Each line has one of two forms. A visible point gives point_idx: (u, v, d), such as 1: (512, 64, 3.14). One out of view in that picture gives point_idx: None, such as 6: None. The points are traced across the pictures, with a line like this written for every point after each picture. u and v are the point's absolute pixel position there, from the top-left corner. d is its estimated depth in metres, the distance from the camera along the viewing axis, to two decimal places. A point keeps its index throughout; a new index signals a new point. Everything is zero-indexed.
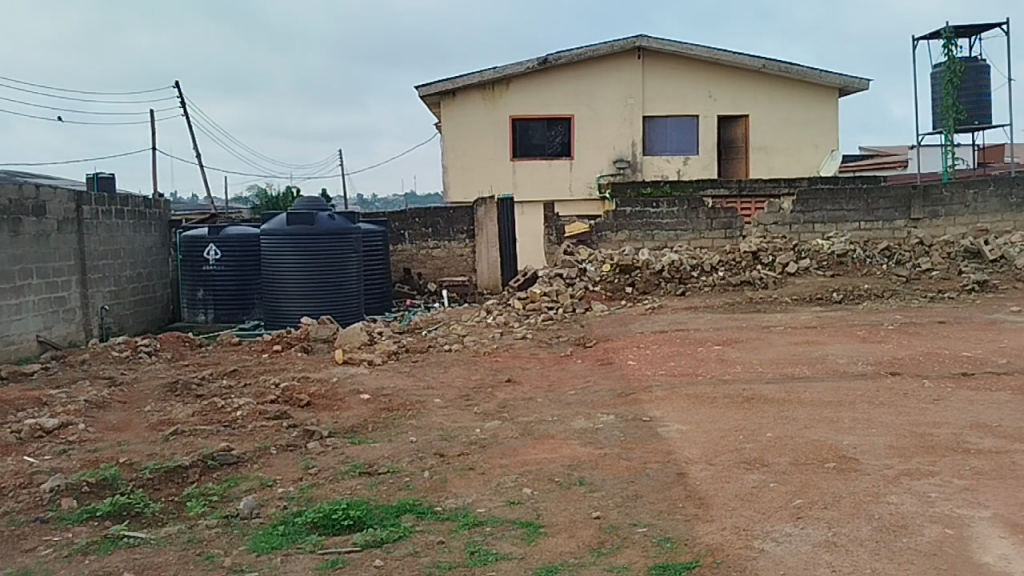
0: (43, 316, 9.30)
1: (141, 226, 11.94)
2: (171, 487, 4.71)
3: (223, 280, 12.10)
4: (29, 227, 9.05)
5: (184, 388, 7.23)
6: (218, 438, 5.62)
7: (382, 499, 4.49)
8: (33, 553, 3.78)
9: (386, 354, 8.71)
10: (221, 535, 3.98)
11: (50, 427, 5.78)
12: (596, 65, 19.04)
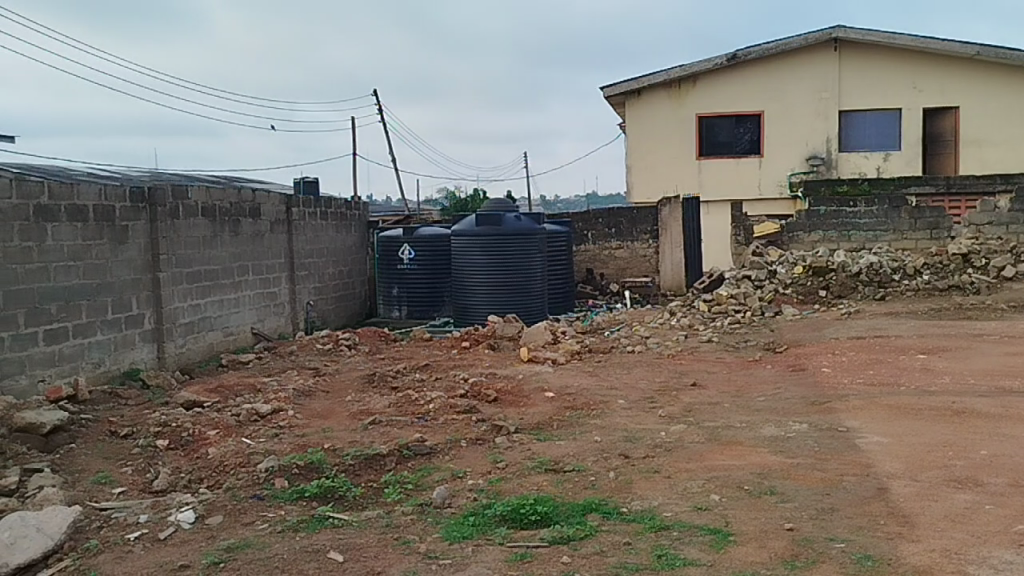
0: (257, 310, 10.12)
1: (342, 227, 12.72)
2: (370, 473, 4.99)
3: (415, 277, 12.66)
4: (246, 228, 9.88)
5: (381, 380, 7.65)
6: (412, 429, 5.91)
7: (568, 496, 4.55)
8: (251, 526, 4.13)
9: (569, 353, 8.80)
10: (416, 522, 4.17)
11: (264, 412, 6.29)
12: (788, 59, 18.25)
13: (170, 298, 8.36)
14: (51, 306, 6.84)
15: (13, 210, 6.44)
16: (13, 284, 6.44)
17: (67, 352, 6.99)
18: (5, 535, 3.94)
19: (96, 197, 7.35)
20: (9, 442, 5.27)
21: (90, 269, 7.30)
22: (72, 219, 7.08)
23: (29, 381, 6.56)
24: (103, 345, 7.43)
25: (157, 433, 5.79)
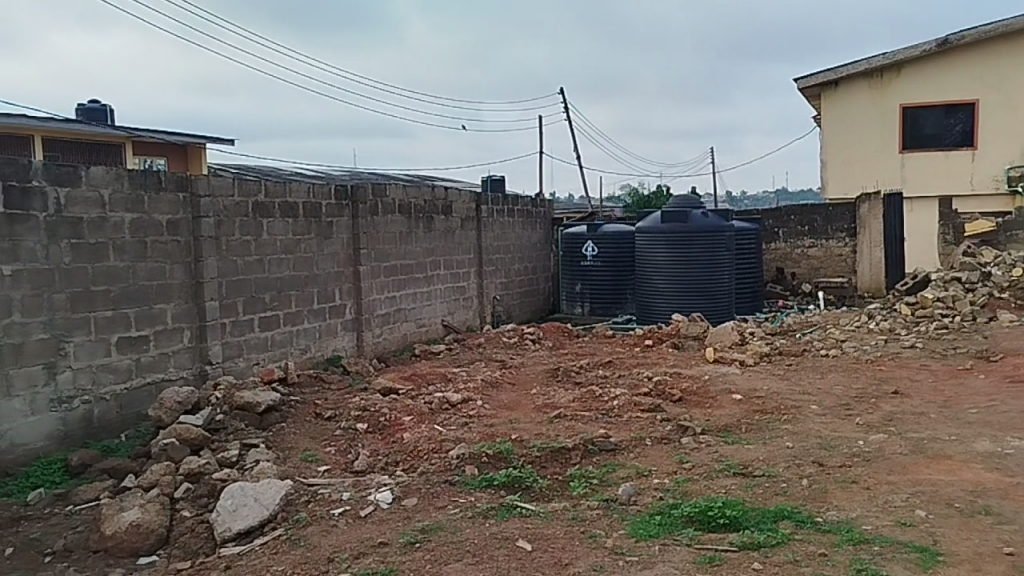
0: (447, 303, 10.52)
1: (528, 223, 12.97)
2: (556, 466, 5.07)
3: (599, 274, 12.70)
4: (439, 224, 10.29)
5: (565, 374, 7.74)
6: (597, 425, 5.93)
7: (758, 501, 4.41)
8: (445, 510, 4.30)
9: (758, 356, 8.51)
10: (602, 517, 4.19)
11: (455, 401, 6.53)
12: (1011, 41, 16.55)
13: (368, 290, 8.85)
14: (266, 295, 7.42)
15: (235, 207, 7.04)
16: (234, 275, 7.05)
17: (279, 338, 7.58)
18: (227, 502, 4.32)
19: (305, 195, 7.90)
20: (230, 418, 5.78)
21: (299, 262, 7.85)
22: (284, 215, 7.65)
23: (245, 363, 7.17)
24: (309, 333, 7.99)
25: (357, 417, 6.15)
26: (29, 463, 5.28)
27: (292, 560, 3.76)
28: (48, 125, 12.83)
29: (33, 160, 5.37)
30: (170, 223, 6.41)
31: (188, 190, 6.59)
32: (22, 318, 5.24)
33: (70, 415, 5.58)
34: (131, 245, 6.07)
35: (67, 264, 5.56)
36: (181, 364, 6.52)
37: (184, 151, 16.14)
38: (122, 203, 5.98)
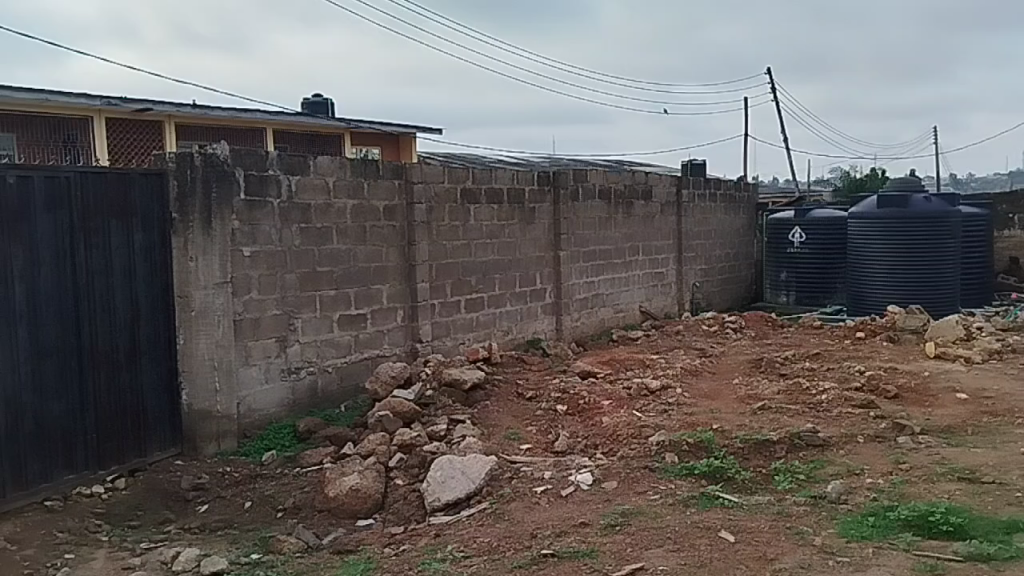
0: (646, 289, 10.47)
1: (731, 208, 12.61)
2: (759, 459, 4.93)
3: (807, 262, 12.13)
4: (639, 209, 10.23)
5: (768, 365, 7.49)
6: (803, 419, 5.70)
7: (987, 510, 4.07)
8: (645, 495, 4.31)
9: (986, 352, 7.82)
10: (810, 514, 4.03)
11: (654, 388, 6.50)
12: None
13: (569, 275, 8.97)
14: (472, 278, 7.71)
15: (445, 193, 7.36)
16: (443, 258, 7.38)
17: (483, 320, 7.86)
18: (437, 473, 4.56)
19: (510, 181, 8.13)
20: (439, 394, 6.08)
21: (503, 246, 8.10)
22: (490, 201, 7.90)
23: (452, 342, 7.52)
24: (512, 315, 8.24)
25: (557, 399, 6.28)
26: (264, 427, 5.82)
27: (497, 533, 3.91)
28: (278, 118, 13.95)
29: (269, 151, 5.86)
30: (386, 209, 6.81)
31: (402, 177, 6.96)
32: (259, 295, 5.77)
33: (298, 384, 6.09)
34: (352, 230, 6.51)
35: (297, 246, 6.05)
36: (394, 341, 6.94)
37: (396, 140, 17.02)
38: (345, 190, 6.42)
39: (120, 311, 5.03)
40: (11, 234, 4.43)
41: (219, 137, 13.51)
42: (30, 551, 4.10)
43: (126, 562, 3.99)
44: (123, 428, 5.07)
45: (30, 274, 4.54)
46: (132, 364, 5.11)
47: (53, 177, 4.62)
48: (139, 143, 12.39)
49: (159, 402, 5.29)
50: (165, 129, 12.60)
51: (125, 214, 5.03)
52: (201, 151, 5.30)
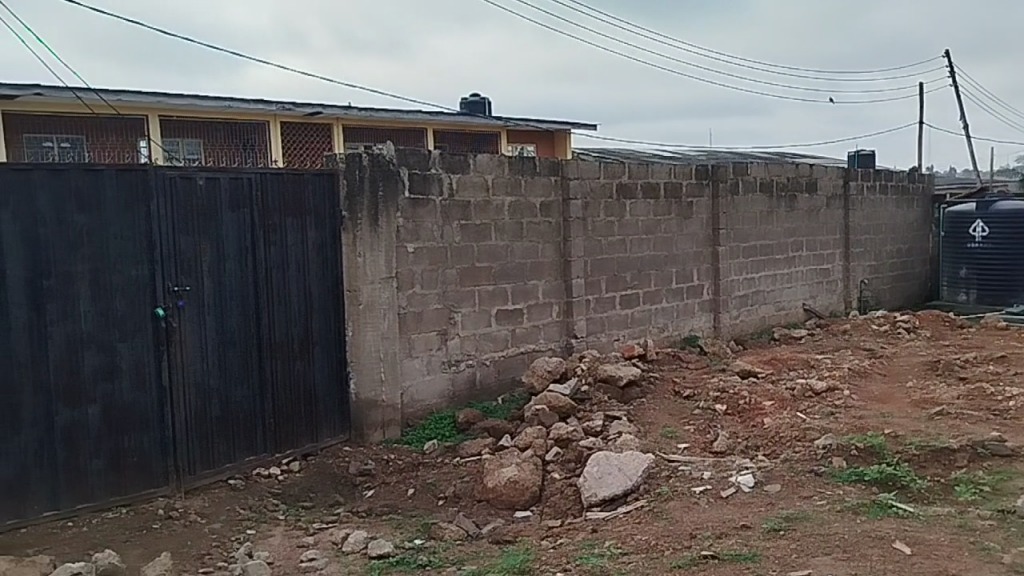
0: (810, 286, 10.04)
1: (904, 201, 11.87)
2: (937, 468, 4.63)
3: (990, 258, 11.24)
4: (802, 202, 9.82)
5: (946, 367, 7.01)
6: (987, 426, 5.30)
7: None
8: (810, 501, 4.14)
9: None
10: (995, 529, 3.75)
11: (819, 389, 6.23)
12: None
13: (727, 271, 8.74)
14: (627, 274, 7.66)
15: (601, 188, 7.34)
16: (599, 254, 7.37)
17: (638, 317, 7.79)
18: (594, 469, 4.56)
19: (666, 176, 8.01)
20: (595, 390, 6.07)
21: (659, 242, 7.98)
22: (646, 196, 7.81)
23: (608, 338, 7.49)
24: (668, 311, 8.12)
25: (716, 398, 6.13)
26: (425, 417, 6.02)
27: (655, 531, 3.87)
28: (438, 118, 14.36)
29: (431, 150, 6.04)
30: (543, 205, 6.88)
31: (559, 173, 7.00)
32: (421, 290, 5.96)
33: (457, 376, 6.26)
34: (509, 226, 6.61)
35: (457, 242, 6.21)
36: (550, 336, 7.00)
37: (551, 137, 17.12)
38: (503, 187, 6.53)
39: (295, 304, 5.34)
40: (201, 231, 4.79)
41: (382, 138, 14.06)
42: (217, 525, 4.43)
43: (300, 541, 4.24)
44: (297, 414, 5.37)
45: (217, 268, 4.89)
46: (306, 354, 5.41)
47: (237, 179, 4.95)
48: (309, 145, 13.08)
49: (330, 390, 5.58)
50: (333, 132, 13.24)
51: (300, 212, 5.32)
52: (369, 152, 5.53)
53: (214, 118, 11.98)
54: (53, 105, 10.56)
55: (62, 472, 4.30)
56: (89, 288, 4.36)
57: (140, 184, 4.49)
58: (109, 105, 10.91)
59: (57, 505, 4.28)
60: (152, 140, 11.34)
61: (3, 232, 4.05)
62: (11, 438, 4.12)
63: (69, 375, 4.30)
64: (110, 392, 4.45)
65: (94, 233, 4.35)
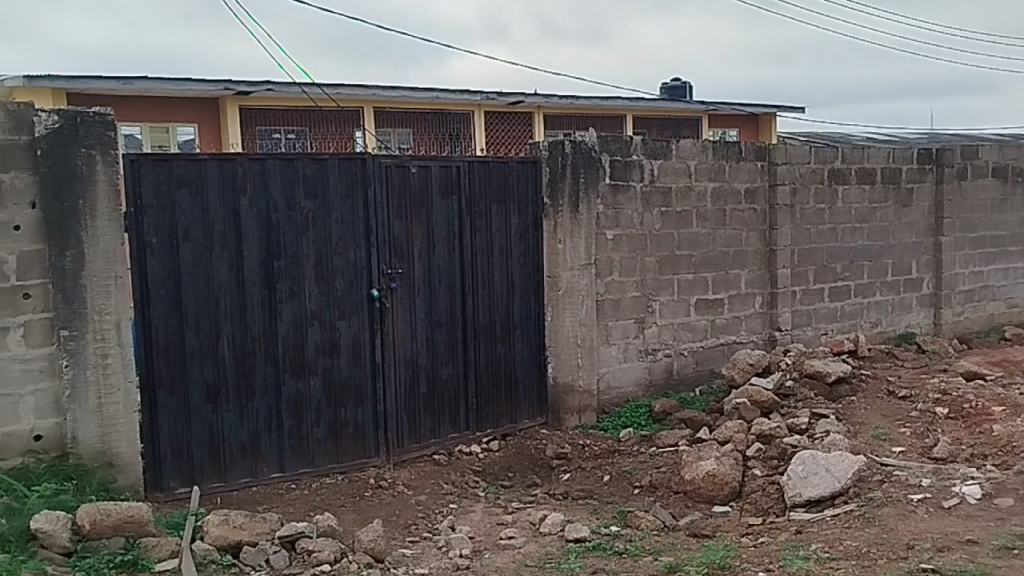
0: None
1: None
2: None
3: None
4: None
5: None
6: None
7: None
8: None
9: None
10: None
11: None
12: None
13: (952, 264, 8.06)
14: (838, 265, 7.25)
15: (811, 174, 6.99)
16: (807, 243, 7.03)
17: (849, 310, 7.36)
18: (799, 468, 4.36)
19: (885, 161, 7.49)
20: (800, 385, 5.82)
21: (875, 231, 7.49)
22: (861, 182, 7.34)
23: (815, 332, 7.14)
24: (882, 305, 7.62)
25: (937, 400, 5.68)
26: (620, 405, 6.02)
27: (866, 537, 3.65)
28: (638, 104, 14.23)
29: (634, 137, 6.00)
30: (748, 192, 6.65)
31: (766, 158, 6.74)
32: (620, 277, 5.95)
33: (655, 365, 6.21)
34: (712, 213, 6.44)
35: (658, 229, 6.13)
36: (752, 328, 6.77)
37: (755, 120, 16.52)
38: (706, 173, 6.37)
39: (498, 288, 5.48)
40: (412, 217, 5.03)
41: (582, 125, 14.13)
42: (422, 497, 4.65)
43: (499, 518, 4.37)
44: (498, 395, 5.53)
45: (427, 252, 5.11)
46: (507, 338, 5.55)
47: (447, 167, 5.15)
48: (511, 133, 13.39)
49: (529, 373, 5.69)
50: (534, 120, 13.46)
51: (504, 199, 5.45)
52: (572, 139, 5.57)
53: (423, 108, 12.53)
54: (282, 99, 11.46)
55: (288, 438, 4.68)
56: (314, 270, 4.69)
57: (359, 171, 4.77)
58: (331, 99, 11.70)
59: (283, 469, 4.67)
60: (367, 130, 12.03)
61: (242, 217, 4.45)
62: (245, 404, 4.53)
63: (295, 349, 4.67)
64: (331, 366, 4.79)
65: (318, 218, 4.68)
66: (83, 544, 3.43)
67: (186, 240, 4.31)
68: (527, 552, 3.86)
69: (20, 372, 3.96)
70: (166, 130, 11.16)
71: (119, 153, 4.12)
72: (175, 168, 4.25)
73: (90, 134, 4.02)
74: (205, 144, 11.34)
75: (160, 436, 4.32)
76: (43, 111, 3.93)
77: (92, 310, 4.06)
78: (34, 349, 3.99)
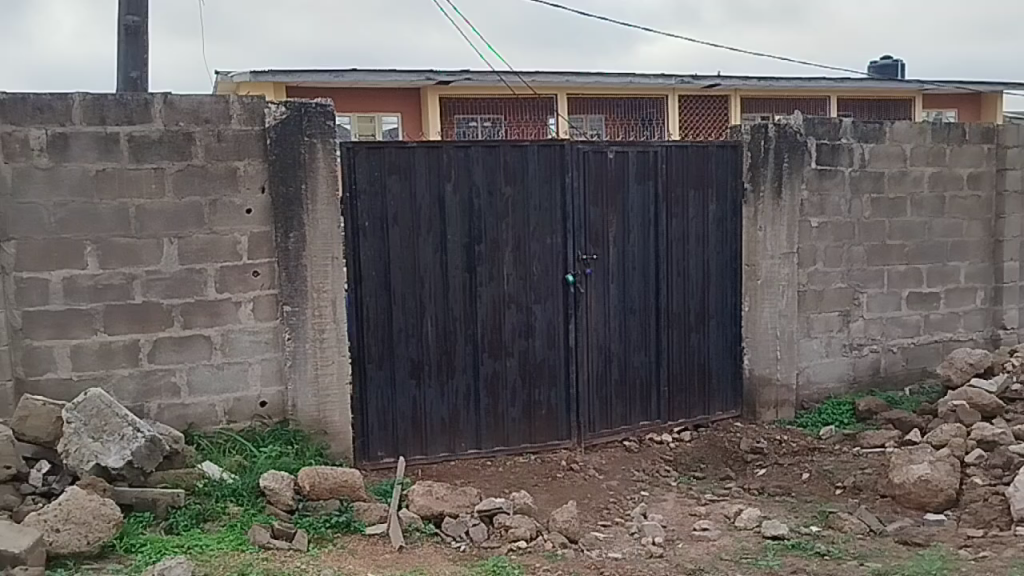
0: None
1: None
2: None
3: None
4: None
5: None
6: None
7: None
8: None
9: None
10: None
11: None
12: None
13: None
14: None
15: None
16: None
17: None
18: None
19: None
20: None
21: None
22: None
23: None
24: None
25: None
26: (821, 401, 5.75)
27: None
28: (844, 85, 13.46)
29: (843, 119, 5.69)
30: (971, 177, 6.12)
31: (993, 141, 6.18)
32: (825, 267, 5.67)
33: (860, 361, 5.88)
34: (929, 200, 5.99)
35: (868, 217, 5.78)
36: (972, 325, 6.26)
37: (977, 100, 15.22)
38: (924, 157, 5.93)
39: (694, 276, 5.37)
40: (609, 203, 5.02)
41: (782, 108, 13.56)
42: (613, 482, 4.67)
43: (692, 509, 4.30)
44: (691, 384, 5.44)
45: (623, 238, 5.09)
46: (702, 327, 5.43)
47: (645, 152, 5.09)
48: (707, 117, 13.09)
49: (724, 363, 5.55)
50: (731, 103, 13.07)
51: (703, 185, 5.32)
52: (775, 122, 5.36)
53: (616, 94, 12.48)
54: (480, 88, 11.79)
55: (485, 416, 4.83)
56: (512, 254, 4.80)
57: (558, 157, 4.83)
58: (527, 86, 11.90)
59: (479, 445, 4.83)
60: (561, 117, 12.15)
61: (446, 202, 4.62)
62: (446, 381, 4.73)
63: (493, 331, 4.81)
64: (527, 348, 4.89)
65: (517, 203, 4.78)
66: (304, 503, 3.72)
67: (395, 225, 4.54)
68: (722, 546, 3.78)
69: (250, 343, 4.33)
70: (372, 120, 11.77)
71: (337, 141, 4.39)
72: (388, 156, 4.48)
73: (313, 124, 4.31)
74: (407, 132, 11.88)
75: (369, 408, 4.59)
76: (273, 103, 4.26)
77: (312, 287, 4.37)
78: (262, 323, 4.34)
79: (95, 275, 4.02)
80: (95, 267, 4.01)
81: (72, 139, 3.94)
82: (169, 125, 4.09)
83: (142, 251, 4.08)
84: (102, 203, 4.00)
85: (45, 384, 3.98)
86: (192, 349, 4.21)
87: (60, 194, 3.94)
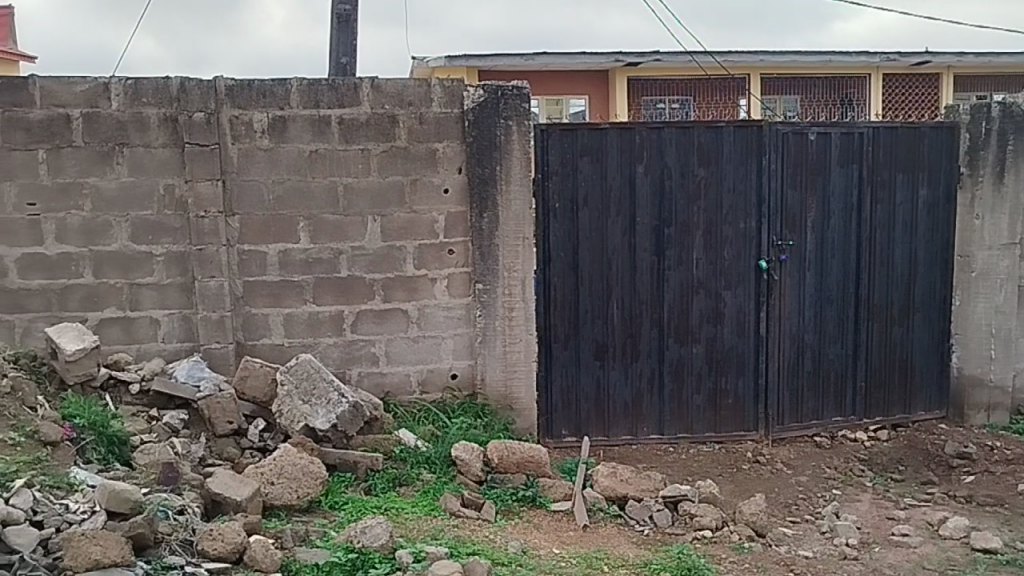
0: None
1: None
2: None
3: None
4: None
5: None
6: None
7: None
8: None
9: None
10: None
11: None
12: None
13: None
14: None
15: None
16: None
17: None
18: None
19: None
20: None
21: None
22: None
23: None
24: None
25: None
26: None
27: None
28: None
29: None
30: None
31: None
32: None
33: None
34: None
35: None
36: None
37: None
38: None
39: (900, 265, 5.03)
40: (809, 187, 4.79)
41: (1002, 86, 12.42)
42: (803, 478, 4.49)
43: (890, 513, 4.06)
44: (890, 380, 5.12)
45: (821, 223, 4.85)
46: (906, 320, 5.10)
47: (849, 133, 4.81)
48: (914, 96, 12.24)
49: (929, 360, 5.19)
50: (942, 81, 12.15)
51: (913, 168, 4.97)
52: (1000, 101, 4.91)
53: (814, 74, 11.90)
54: (671, 69, 11.57)
55: (669, 401, 4.78)
56: (703, 238, 4.69)
57: (754, 139, 4.66)
58: (719, 67, 11.56)
59: (662, 431, 4.79)
60: (752, 97, 11.76)
61: (637, 184, 4.58)
62: (631, 364, 4.71)
63: (680, 316, 4.73)
64: (714, 335, 4.78)
65: (710, 186, 4.66)
66: (492, 475, 3.84)
67: (585, 206, 4.56)
68: (925, 554, 3.55)
69: (444, 318, 4.49)
70: (559, 102, 11.85)
71: (531, 123, 4.46)
72: (580, 137, 4.50)
73: (508, 106, 4.39)
74: (594, 113, 11.87)
75: (554, 386, 4.66)
76: (472, 86, 4.37)
77: (504, 267, 4.47)
78: (455, 299, 4.49)
79: (306, 249, 4.31)
80: (306, 241, 4.30)
81: (289, 122, 4.23)
82: (376, 108, 4.30)
83: (349, 228, 4.33)
84: (314, 181, 4.28)
85: (261, 348, 4.32)
86: (391, 322, 4.43)
87: (277, 173, 4.24)
